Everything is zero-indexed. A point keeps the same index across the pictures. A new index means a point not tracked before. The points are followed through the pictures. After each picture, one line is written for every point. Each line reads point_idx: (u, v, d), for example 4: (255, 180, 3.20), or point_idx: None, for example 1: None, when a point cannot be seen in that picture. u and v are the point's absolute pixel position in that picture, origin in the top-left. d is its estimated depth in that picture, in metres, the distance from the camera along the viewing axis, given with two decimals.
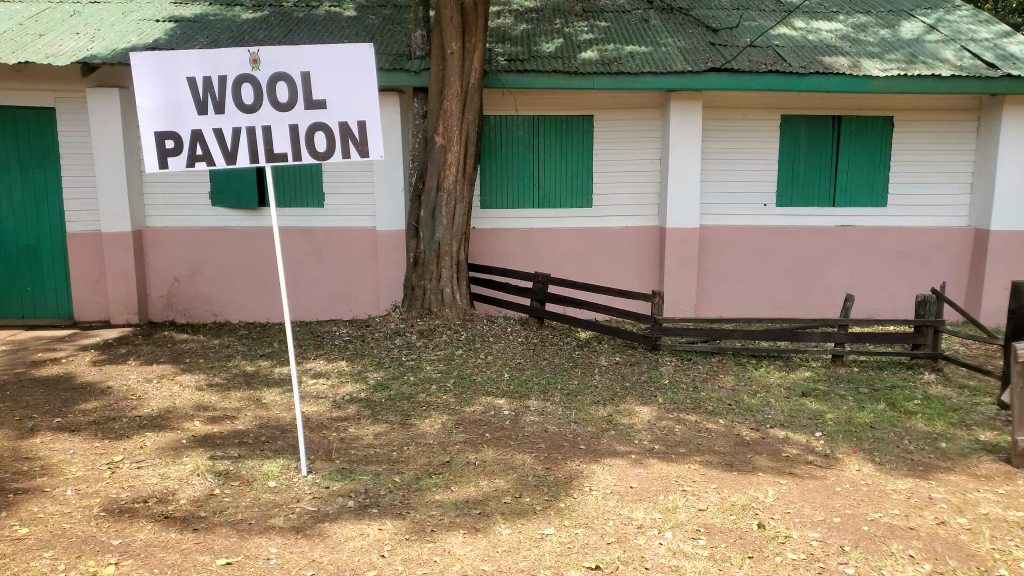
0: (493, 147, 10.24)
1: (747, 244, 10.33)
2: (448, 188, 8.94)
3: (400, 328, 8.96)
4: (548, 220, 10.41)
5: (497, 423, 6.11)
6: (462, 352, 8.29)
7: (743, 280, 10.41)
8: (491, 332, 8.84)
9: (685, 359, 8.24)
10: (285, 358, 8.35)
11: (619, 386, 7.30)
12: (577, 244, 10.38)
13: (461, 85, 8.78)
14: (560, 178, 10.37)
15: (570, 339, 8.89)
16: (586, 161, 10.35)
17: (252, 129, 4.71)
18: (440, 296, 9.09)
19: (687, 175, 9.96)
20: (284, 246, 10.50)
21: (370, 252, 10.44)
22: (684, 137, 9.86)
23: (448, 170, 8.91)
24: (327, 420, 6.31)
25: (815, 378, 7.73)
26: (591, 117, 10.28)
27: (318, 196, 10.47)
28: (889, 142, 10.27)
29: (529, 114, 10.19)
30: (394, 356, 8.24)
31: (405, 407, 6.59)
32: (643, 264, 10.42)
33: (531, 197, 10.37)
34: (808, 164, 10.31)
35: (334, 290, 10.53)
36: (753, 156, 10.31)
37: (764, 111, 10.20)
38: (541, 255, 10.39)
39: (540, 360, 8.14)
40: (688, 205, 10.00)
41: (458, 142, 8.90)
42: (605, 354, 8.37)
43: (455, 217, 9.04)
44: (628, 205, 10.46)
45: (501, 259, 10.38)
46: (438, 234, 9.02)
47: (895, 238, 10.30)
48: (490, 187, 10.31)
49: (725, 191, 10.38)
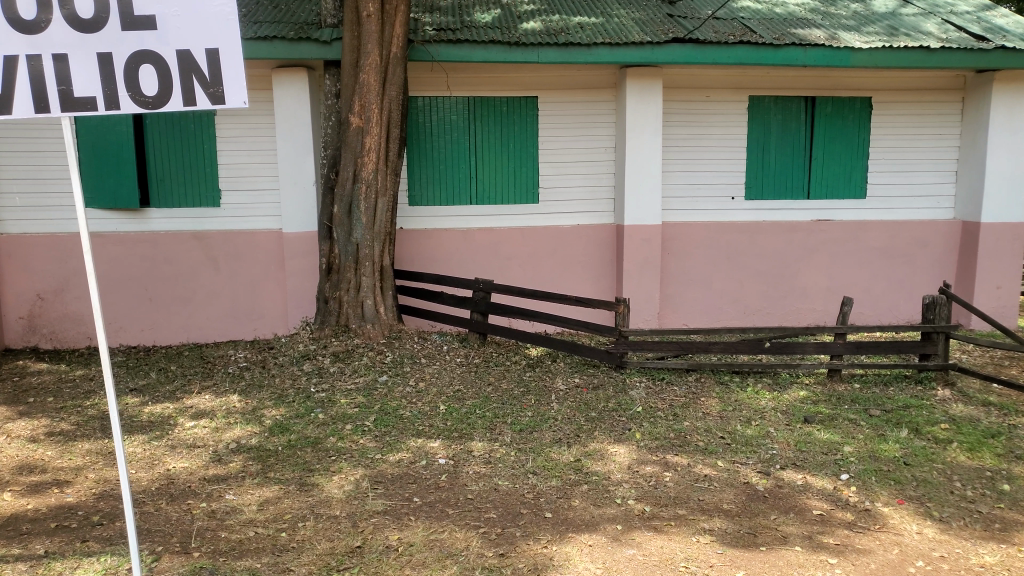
0: (423, 134, 8.72)
1: (715, 243, 9.11)
2: (368, 179, 7.35)
3: (311, 349, 7.31)
4: (489, 217, 8.96)
5: (429, 479, 4.59)
6: (386, 379, 6.70)
7: (711, 284, 9.19)
8: (423, 353, 7.27)
9: (657, 380, 6.87)
10: (162, 392, 6.56)
11: (582, 418, 5.84)
12: (523, 246, 8.96)
13: (381, 54, 7.21)
14: (500, 171, 8.92)
15: (518, 357, 7.41)
16: (532, 152, 8.93)
17: (35, 59, 3.13)
18: (359, 309, 7.48)
19: (648, 164, 8.66)
20: (172, 254, 8.69)
21: (275, 259, 8.76)
22: (643, 121, 8.55)
23: (368, 158, 7.32)
24: (198, 483, 4.63)
25: (814, 400, 6.46)
26: (535, 99, 8.86)
27: (213, 194, 8.73)
28: (869, 125, 9.22)
29: (464, 95, 8.72)
30: (302, 388, 6.59)
31: (307, 459, 5.02)
32: (599, 268, 9.08)
33: (467, 192, 8.89)
34: (781, 152, 9.17)
35: (235, 305, 8.80)
36: (719, 143, 9.10)
37: (730, 92, 9.00)
38: (482, 260, 8.93)
39: (485, 385, 6.64)
40: (649, 199, 8.69)
41: (379, 123, 7.33)
42: (562, 375, 6.94)
43: (375, 215, 7.44)
44: (580, 200, 9.09)
45: (434, 265, 8.87)
46: (356, 235, 7.42)
47: (875, 233, 9.27)
48: (420, 180, 8.77)
49: (689, 183, 9.15)
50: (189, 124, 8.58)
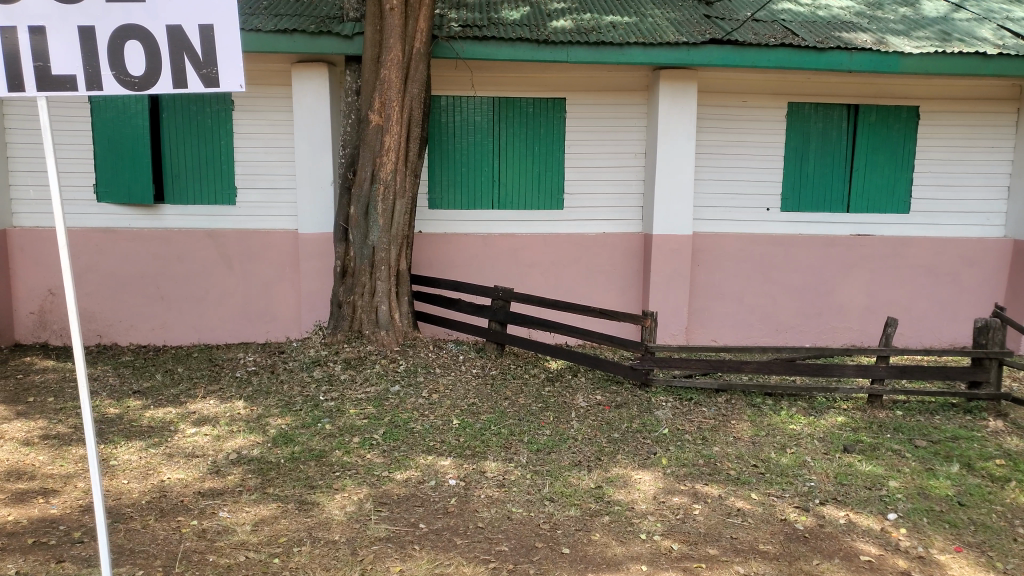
0: (445, 135, 8.42)
1: (747, 256, 8.70)
2: (385, 180, 7.06)
3: (321, 355, 7.01)
4: (511, 223, 8.64)
5: (437, 502, 4.25)
6: (399, 390, 6.38)
7: (742, 299, 8.77)
8: (437, 363, 6.95)
9: (684, 399, 6.47)
10: (165, 396, 6.29)
11: (604, 439, 5.46)
12: (546, 253, 8.61)
13: (403, 50, 6.92)
14: (525, 175, 8.60)
15: (537, 370, 7.06)
16: (557, 156, 8.60)
17: (13, 32, 2.97)
18: (373, 315, 7.17)
19: (679, 171, 8.27)
20: (185, 252, 8.47)
21: (289, 261, 8.49)
22: (675, 126, 8.18)
23: (386, 158, 7.03)
24: (191, 498, 4.32)
25: (854, 427, 6.02)
26: (563, 100, 8.52)
27: (229, 192, 8.49)
28: (914, 136, 8.75)
29: (489, 95, 8.41)
30: (310, 396, 6.29)
31: (309, 475, 4.70)
32: (625, 279, 8.71)
33: (490, 195, 8.57)
34: (819, 162, 8.74)
35: (247, 307, 8.55)
36: (754, 151, 8.70)
37: (767, 98, 8.59)
38: (503, 266, 8.60)
39: (501, 399, 6.29)
40: (680, 208, 8.31)
41: (399, 122, 7.04)
42: (583, 391, 6.56)
43: (392, 217, 7.14)
44: (606, 207, 8.73)
45: (453, 271, 8.56)
46: (372, 238, 7.12)
47: (918, 250, 8.78)
48: (440, 182, 8.48)
49: (721, 193, 8.75)
50: (207, 119, 8.34)
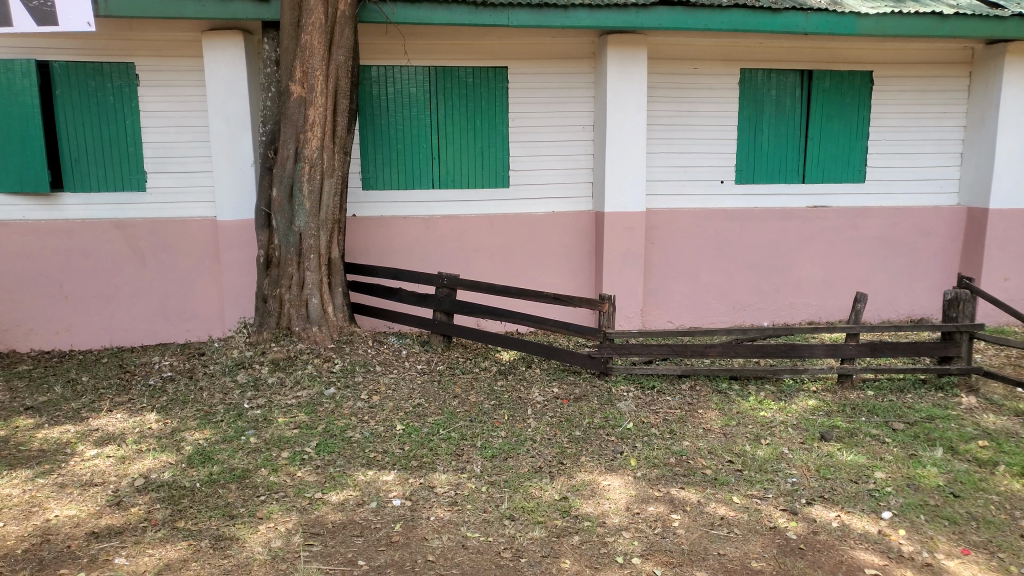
0: (378, 109, 7.73)
1: (703, 232, 8.29)
2: (311, 158, 6.35)
3: (246, 357, 6.26)
4: (453, 204, 8.00)
5: (382, 533, 3.67)
6: (335, 393, 5.72)
7: (698, 277, 8.37)
8: (377, 360, 6.31)
9: (647, 388, 6.01)
10: (61, 411, 5.45)
11: (565, 439, 4.94)
12: (492, 235, 8.01)
13: (325, 12, 6.20)
14: (466, 151, 7.97)
15: (488, 363, 6.48)
16: (501, 130, 7.99)
17: None
18: (304, 310, 6.46)
19: (631, 143, 7.78)
20: (90, 246, 7.52)
21: (209, 252, 7.67)
22: (625, 95, 7.67)
23: (312, 134, 6.32)
24: (81, 542, 3.63)
25: (827, 412, 5.68)
26: (506, 69, 7.90)
27: (138, 178, 7.58)
28: (868, 103, 8.47)
29: (425, 65, 7.73)
30: (233, 404, 5.56)
31: (229, 502, 4.03)
32: (577, 261, 8.20)
33: (430, 174, 7.93)
34: (774, 132, 8.38)
35: (165, 304, 7.71)
36: (707, 122, 8.27)
37: (719, 64, 8.16)
38: (446, 251, 7.97)
39: (450, 398, 5.70)
40: (633, 184, 7.84)
41: (324, 93, 6.32)
42: (538, 384, 6.03)
43: (321, 198, 6.44)
44: (554, 184, 8.18)
45: (392, 257, 7.89)
46: (298, 224, 6.40)
47: (874, 220, 8.54)
48: (375, 161, 7.78)
49: (674, 167, 8.30)
50: (107, 96, 7.38)
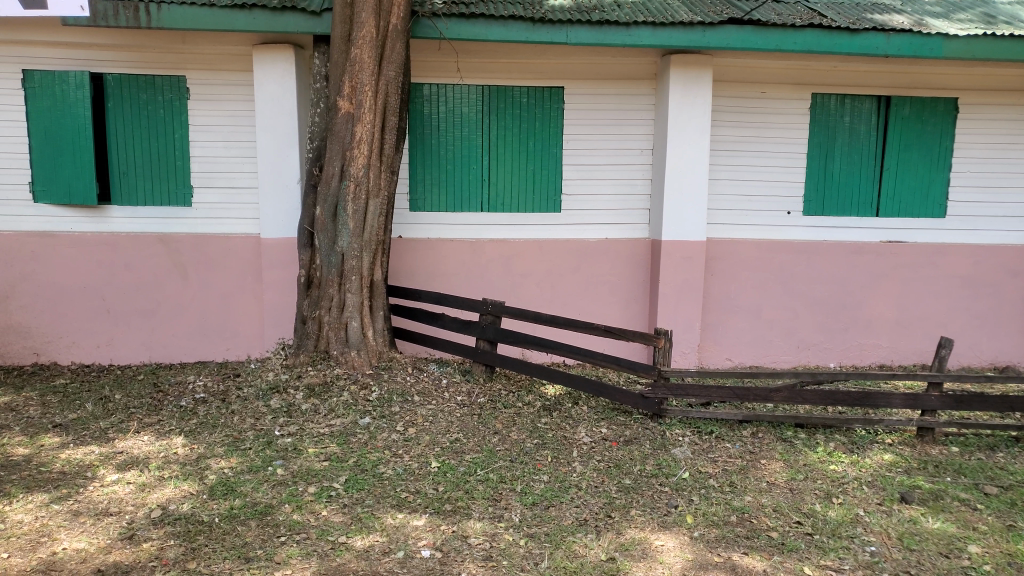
0: (428, 129, 7.51)
1: (766, 265, 7.82)
2: (357, 176, 6.12)
3: (281, 381, 6.01)
4: (502, 228, 7.69)
5: None
6: (369, 422, 5.42)
7: (760, 313, 7.87)
8: (416, 390, 5.99)
9: (704, 434, 5.55)
10: (88, 430, 5.27)
11: (614, 488, 4.54)
12: (541, 261, 7.68)
13: (375, 26, 6.00)
14: (517, 173, 7.68)
15: (532, 398, 6.08)
16: (554, 153, 7.69)
17: None
18: (343, 334, 6.20)
19: (693, 170, 7.38)
20: (135, 260, 7.45)
21: (251, 269, 7.50)
22: (688, 119, 7.29)
23: (358, 151, 6.11)
24: None
25: (906, 468, 5.11)
26: (561, 88, 7.61)
27: (184, 192, 7.50)
28: (950, 132, 7.89)
29: (478, 84, 7.49)
30: (263, 431, 5.31)
31: (245, 542, 3.73)
32: (629, 291, 7.78)
33: (479, 196, 7.65)
34: (847, 162, 7.87)
35: (205, 322, 7.56)
36: (772, 149, 7.82)
37: (787, 88, 7.71)
38: (493, 276, 7.66)
39: (491, 434, 5.34)
40: (692, 211, 7.42)
41: (372, 109, 6.12)
42: (586, 423, 5.62)
43: (365, 218, 6.19)
44: (608, 210, 7.80)
45: (437, 280, 7.61)
46: (341, 243, 6.16)
47: (953, 258, 7.94)
48: (424, 182, 7.55)
49: (737, 195, 7.85)
50: (158, 110, 7.37)
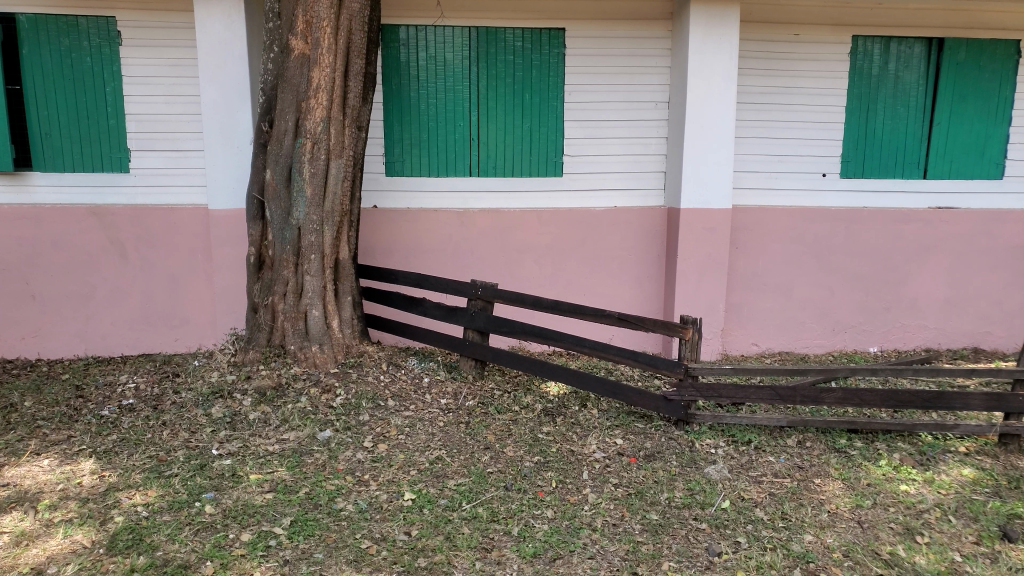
0: (406, 80, 6.38)
1: (798, 237, 6.77)
2: (314, 132, 5.02)
3: (226, 384, 4.96)
4: (493, 195, 6.60)
5: None
6: (330, 437, 4.41)
7: (792, 291, 6.85)
8: (390, 392, 4.95)
9: (741, 446, 4.57)
10: None
11: (636, 526, 3.62)
12: (540, 234, 6.61)
13: None
14: (511, 131, 6.58)
15: (530, 400, 5.05)
16: (554, 107, 6.58)
17: None
18: (300, 325, 5.12)
19: (717, 127, 6.28)
20: (62, 237, 6.32)
21: (200, 246, 6.38)
22: (711, 66, 6.17)
23: (316, 101, 4.99)
24: None
25: (997, 488, 4.12)
26: (562, 31, 6.47)
27: (119, 157, 6.36)
28: (1012, 81, 6.80)
29: (462, 25, 6.35)
30: (197, 450, 4.28)
31: None
32: (642, 268, 6.73)
33: (467, 159, 6.56)
34: (891, 117, 6.78)
35: (148, 309, 6.46)
36: (805, 101, 6.72)
37: (824, 32, 6.60)
38: (485, 252, 6.59)
39: (481, 451, 4.33)
40: (717, 174, 6.34)
41: (332, 50, 4.98)
42: (597, 433, 4.63)
43: (326, 184, 5.11)
44: (616, 174, 6.72)
45: (419, 257, 6.54)
46: (297, 214, 5.07)
47: (1013, 226, 6.90)
48: (401, 142, 6.45)
49: (765, 155, 6.76)
50: (84, 58, 6.17)
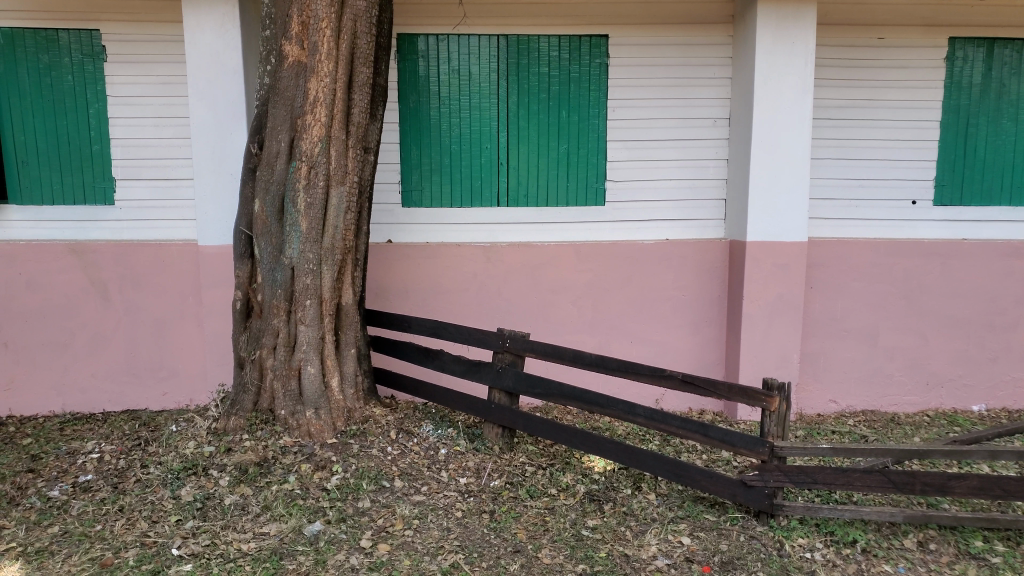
0: (427, 96, 5.57)
1: (886, 274, 5.72)
2: (310, 154, 4.21)
3: (202, 458, 4.06)
4: (525, 228, 5.74)
5: None
6: (320, 532, 3.50)
7: (877, 339, 5.80)
8: (399, 469, 4.03)
9: (846, 550, 3.57)
10: None
11: None
12: (580, 272, 5.66)
13: None
14: (545, 154, 5.71)
15: (571, 480, 4.08)
16: (595, 125, 5.71)
17: None
18: (290, 385, 4.25)
19: (788, 145, 5.33)
20: (36, 278, 5.56)
21: (192, 288, 5.60)
22: (779, 75, 5.26)
23: (312, 117, 4.20)
24: None
25: None
26: (604, 39, 5.62)
27: (105, 186, 5.65)
28: None
29: (488, 34, 5.53)
30: (152, 549, 3.35)
31: None
32: (699, 311, 5.75)
33: (495, 186, 5.70)
34: (993, 134, 5.76)
35: (133, 360, 5.68)
36: (890, 116, 5.74)
37: (915, 33, 5.65)
38: (514, 293, 5.65)
39: (511, 557, 3.37)
40: (789, 201, 5.38)
41: (333, 55, 4.18)
42: (658, 530, 3.64)
43: (325, 216, 4.27)
44: (668, 204, 5.82)
45: (439, 300, 5.65)
46: (290, 252, 4.23)
47: None
48: (420, 168, 5.63)
49: (843, 180, 5.79)
50: (65, 76, 5.50)
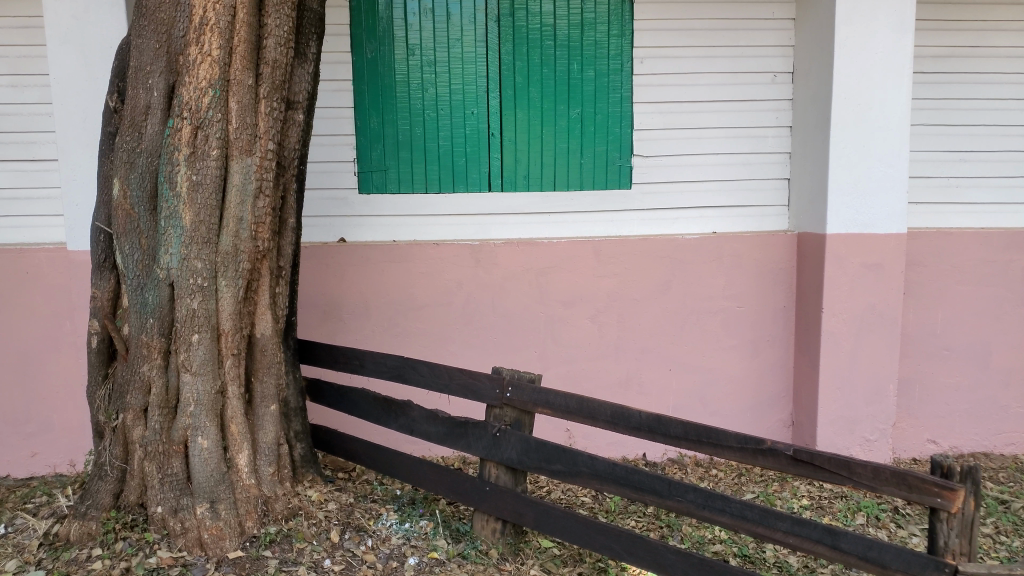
0: (389, 45, 4.06)
1: (1004, 277, 4.30)
2: (195, 108, 2.69)
3: None
4: (523, 221, 4.25)
5: None
6: None
7: (993, 362, 4.36)
8: None
9: None
10: None
11: None
12: (599, 279, 4.19)
13: None
14: (550, 121, 4.23)
15: None
16: (615, 82, 4.23)
17: None
18: (172, 467, 2.76)
19: (884, 102, 3.89)
20: None
21: (68, 309, 4.02)
22: (873, 7, 3.83)
23: (198, 49, 2.68)
24: None
25: None
26: None
27: None
28: None
29: None
30: None
31: None
32: (757, 328, 4.32)
33: (483, 164, 4.20)
34: None
35: None
36: (1006, 67, 4.32)
37: None
38: (512, 309, 4.17)
39: None
40: (885, 178, 3.95)
41: None
42: None
43: (222, 205, 2.76)
44: (712, 188, 4.35)
45: (408, 320, 4.14)
46: (167, 260, 2.72)
47: None
48: (381, 141, 4.13)
49: (945, 152, 4.35)
50: None
